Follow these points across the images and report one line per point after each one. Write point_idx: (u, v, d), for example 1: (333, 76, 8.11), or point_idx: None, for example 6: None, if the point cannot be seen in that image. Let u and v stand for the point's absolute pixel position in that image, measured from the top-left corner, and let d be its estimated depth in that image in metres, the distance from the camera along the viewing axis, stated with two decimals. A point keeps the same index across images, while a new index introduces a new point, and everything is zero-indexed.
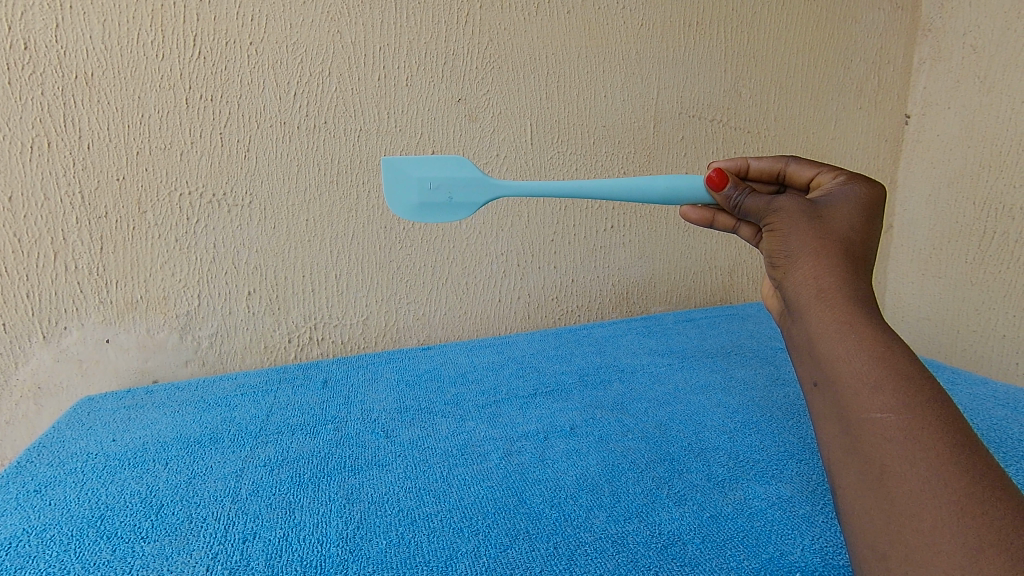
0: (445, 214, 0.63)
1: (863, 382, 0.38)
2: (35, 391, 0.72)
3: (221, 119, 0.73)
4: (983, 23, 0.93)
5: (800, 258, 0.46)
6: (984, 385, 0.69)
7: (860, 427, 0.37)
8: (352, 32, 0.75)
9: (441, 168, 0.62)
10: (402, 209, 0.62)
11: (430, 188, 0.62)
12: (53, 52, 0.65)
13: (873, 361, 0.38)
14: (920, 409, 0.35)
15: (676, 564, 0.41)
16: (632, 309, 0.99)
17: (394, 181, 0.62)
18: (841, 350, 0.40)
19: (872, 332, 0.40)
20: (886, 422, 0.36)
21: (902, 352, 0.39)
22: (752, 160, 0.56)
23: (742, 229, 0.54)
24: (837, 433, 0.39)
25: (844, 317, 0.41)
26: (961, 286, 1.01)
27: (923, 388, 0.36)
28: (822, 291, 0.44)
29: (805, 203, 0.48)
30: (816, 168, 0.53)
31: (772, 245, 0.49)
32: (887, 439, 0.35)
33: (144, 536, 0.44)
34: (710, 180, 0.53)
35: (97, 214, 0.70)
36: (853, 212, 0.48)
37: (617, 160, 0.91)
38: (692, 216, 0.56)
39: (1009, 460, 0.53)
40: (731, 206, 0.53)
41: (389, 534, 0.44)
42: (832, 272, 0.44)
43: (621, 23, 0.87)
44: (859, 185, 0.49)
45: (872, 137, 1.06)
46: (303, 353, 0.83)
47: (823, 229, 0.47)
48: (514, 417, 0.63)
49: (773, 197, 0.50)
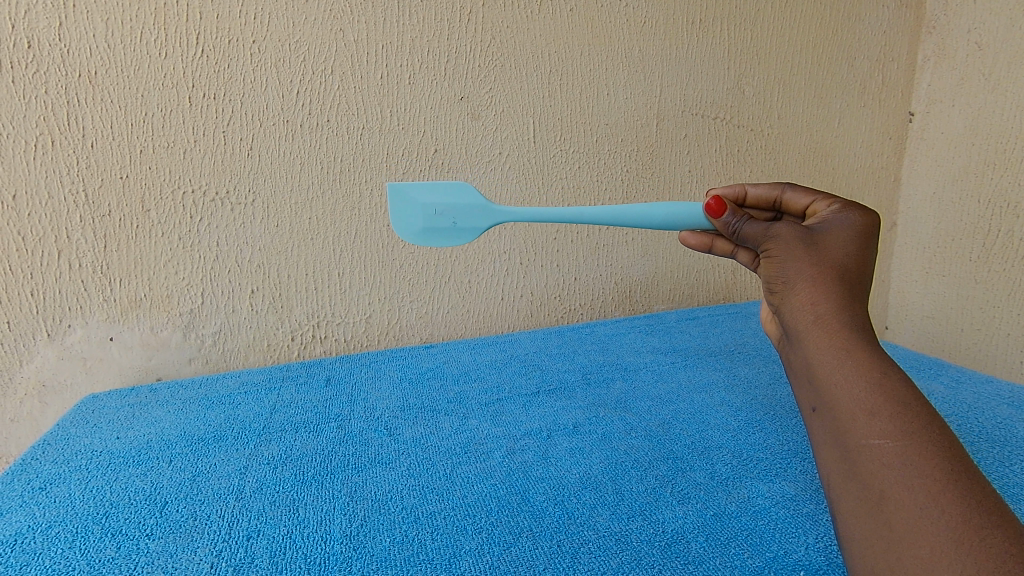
0: (451, 239, 0.63)
1: (860, 408, 0.38)
2: (39, 389, 0.72)
3: (224, 118, 0.73)
4: (988, 20, 0.93)
5: (798, 285, 0.46)
6: (989, 384, 0.69)
7: (857, 452, 0.37)
8: (355, 30, 0.75)
9: (445, 194, 0.62)
10: (408, 234, 0.62)
11: (434, 214, 0.62)
12: (57, 51, 0.65)
13: (871, 387, 0.39)
14: (918, 435, 0.36)
15: (680, 563, 0.40)
16: (635, 307, 0.99)
17: (398, 207, 0.61)
18: (838, 376, 0.40)
19: (869, 358, 0.40)
20: (884, 448, 0.36)
21: (899, 377, 0.39)
22: (749, 187, 0.56)
23: (741, 255, 0.54)
24: (836, 457, 0.39)
25: (842, 343, 0.41)
26: (966, 284, 1.01)
27: (920, 414, 0.37)
28: (819, 317, 0.44)
29: (801, 230, 0.48)
30: (811, 197, 0.53)
31: (769, 272, 0.49)
32: (885, 465, 0.35)
33: (149, 534, 0.45)
34: (709, 207, 0.53)
35: (100, 213, 0.71)
36: (850, 240, 0.47)
37: (620, 158, 0.91)
38: (692, 241, 0.56)
39: (1013, 459, 0.52)
40: (729, 233, 0.53)
41: (392, 531, 0.44)
42: (828, 298, 0.44)
43: (625, 21, 0.86)
44: (855, 214, 0.49)
45: (877, 135, 1.06)
46: (306, 352, 0.84)
47: (820, 256, 0.46)
48: (518, 414, 0.63)
49: (771, 224, 0.50)
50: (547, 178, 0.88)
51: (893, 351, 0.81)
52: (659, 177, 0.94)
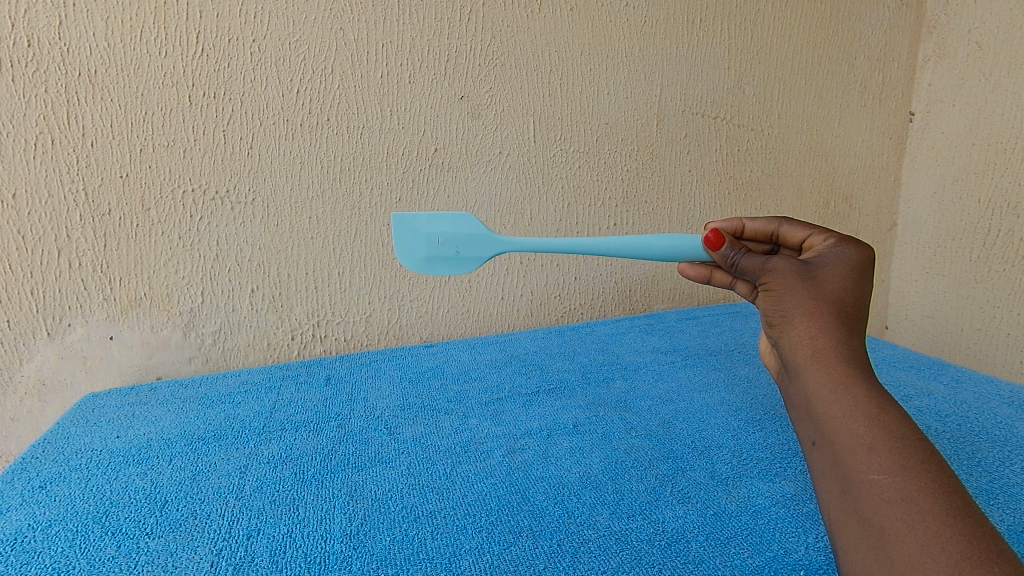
0: (455, 268, 0.63)
1: (859, 443, 0.38)
2: (39, 388, 0.72)
3: (224, 116, 0.73)
4: (988, 20, 0.93)
5: (796, 319, 0.46)
6: (989, 383, 0.69)
7: (857, 487, 0.37)
8: (355, 28, 0.75)
9: (448, 223, 0.62)
10: (412, 263, 0.62)
11: (437, 243, 0.62)
12: (57, 49, 0.65)
13: (870, 422, 0.39)
14: (916, 470, 0.36)
15: (679, 561, 0.40)
16: (635, 306, 0.99)
17: (402, 238, 0.62)
18: (838, 410, 0.40)
19: (867, 394, 0.40)
20: (883, 483, 0.36)
21: (896, 412, 0.39)
22: (747, 221, 0.57)
23: (739, 285, 0.55)
24: (835, 491, 0.39)
25: (840, 377, 0.42)
26: (966, 284, 1.01)
27: (918, 450, 0.37)
28: (817, 352, 0.44)
29: (798, 264, 0.49)
30: (807, 231, 0.53)
31: (768, 305, 0.49)
32: (884, 500, 0.35)
33: (150, 532, 0.45)
34: (707, 240, 0.54)
35: (100, 212, 0.70)
36: (845, 273, 0.48)
37: (620, 157, 0.91)
38: (691, 272, 0.57)
39: (1013, 459, 0.52)
40: (728, 265, 0.54)
41: (392, 530, 0.44)
42: (826, 333, 0.44)
43: (625, 20, 0.86)
44: (850, 248, 0.49)
45: (877, 135, 1.06)
46: (306, 351, 0.83)
47: (817, 291, 0.47)
48: (518, 414, 0.63)
49: (769, 258, 0.50)
50: (547, 178, 0.88)
51: (893, 351, 0.81)
52: (659, 176, 0.94)
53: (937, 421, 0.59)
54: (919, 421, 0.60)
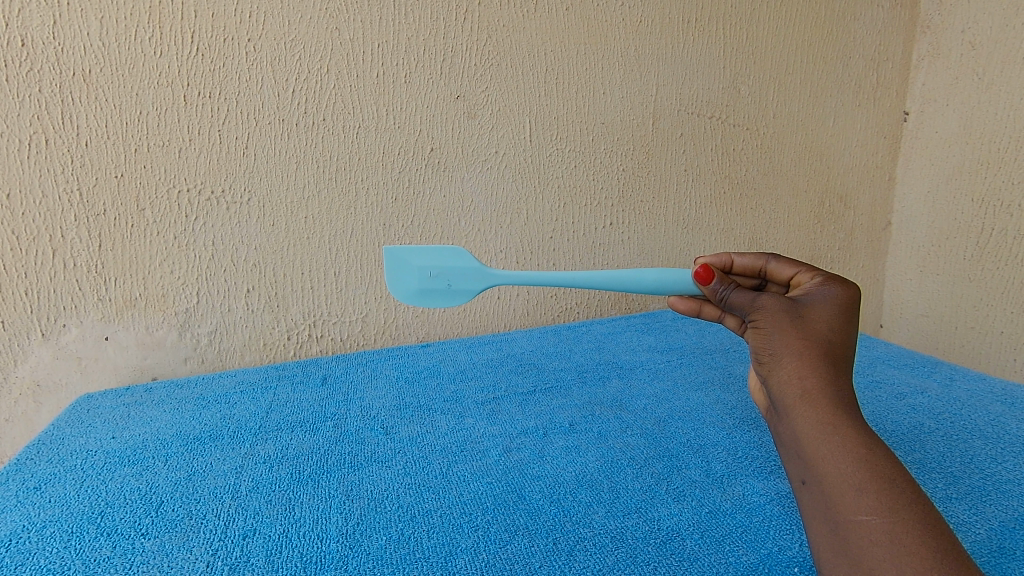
0: (445, 301, 0.63)
1: (847, 484, 0.39)
2: (34, 389, 0.72)
3: (219, 117, 0.73)
4: (982, 19, 0.94)
5: (784, 357, 0.47)
6: (983, 381, 0.69)
7: (847, 528, 0.37)
8: (350, 28, 0.75)
9: (439, 255, 0.62)
10: (404, 296, 0.62)
11: (429, 276, 0.62)
12: (51, 48, 0.65)
13: (858, 463, 0.39)
14: (904, 511, 0.37)
15: (675, 559, 0.41)
16: (631, 305, 1.00)
17: (395, 271, 0.61)
18: (827, 450, 0.41)
19: (855, 434, 0.41)
20: (871, 525, 0.37)
21: (882, 453, 0.40)
22: (735, 256, 0.56)
23: (728, 320, 0.54)
24: (824, 530, 0.39)
25: (828, 417, 0.42)
26: (959, 282, 1.01)
27: (905, 491, 0.38)
28: (806, 391, 0.44)
29: (786, 302, 0.49)
30: (795, 267, 0.53)
31: (757, 342, 0.49)
32: (874, 542, 0.36)
33: (144, 533, 0.45)
34: (697, 274, 0.54)
35: (95, 212, 0.70)
36: (832, 313, 0.48)
37: (616, 156, 0.91)
38: (681, 305, 0.55)
39: (1005, 456, 0.53)
40: (717, 300, 0.53)
41: (389, 530, 0.44)
42: (815, 372, 0.45)
43: (620, 20, 0.87)
44: (837, 286, 0.49)
45: (871, 135, 1.06)
46: (302, 350, 0.83)
47: (805, 330, 0.47)
48: (514, 413, 0.64)
49: (758, 294, 0.50)
50: (544, 177, 0.88)
51: (889, 348, 0.81)
52: (655, 176, 0.94)
53: (930, 419, 0.60)
54: (913, 419, 0.60)
